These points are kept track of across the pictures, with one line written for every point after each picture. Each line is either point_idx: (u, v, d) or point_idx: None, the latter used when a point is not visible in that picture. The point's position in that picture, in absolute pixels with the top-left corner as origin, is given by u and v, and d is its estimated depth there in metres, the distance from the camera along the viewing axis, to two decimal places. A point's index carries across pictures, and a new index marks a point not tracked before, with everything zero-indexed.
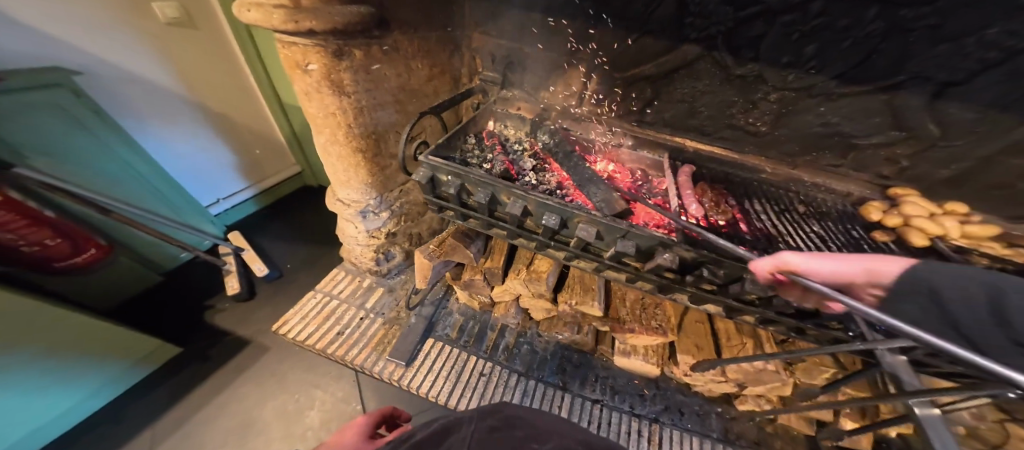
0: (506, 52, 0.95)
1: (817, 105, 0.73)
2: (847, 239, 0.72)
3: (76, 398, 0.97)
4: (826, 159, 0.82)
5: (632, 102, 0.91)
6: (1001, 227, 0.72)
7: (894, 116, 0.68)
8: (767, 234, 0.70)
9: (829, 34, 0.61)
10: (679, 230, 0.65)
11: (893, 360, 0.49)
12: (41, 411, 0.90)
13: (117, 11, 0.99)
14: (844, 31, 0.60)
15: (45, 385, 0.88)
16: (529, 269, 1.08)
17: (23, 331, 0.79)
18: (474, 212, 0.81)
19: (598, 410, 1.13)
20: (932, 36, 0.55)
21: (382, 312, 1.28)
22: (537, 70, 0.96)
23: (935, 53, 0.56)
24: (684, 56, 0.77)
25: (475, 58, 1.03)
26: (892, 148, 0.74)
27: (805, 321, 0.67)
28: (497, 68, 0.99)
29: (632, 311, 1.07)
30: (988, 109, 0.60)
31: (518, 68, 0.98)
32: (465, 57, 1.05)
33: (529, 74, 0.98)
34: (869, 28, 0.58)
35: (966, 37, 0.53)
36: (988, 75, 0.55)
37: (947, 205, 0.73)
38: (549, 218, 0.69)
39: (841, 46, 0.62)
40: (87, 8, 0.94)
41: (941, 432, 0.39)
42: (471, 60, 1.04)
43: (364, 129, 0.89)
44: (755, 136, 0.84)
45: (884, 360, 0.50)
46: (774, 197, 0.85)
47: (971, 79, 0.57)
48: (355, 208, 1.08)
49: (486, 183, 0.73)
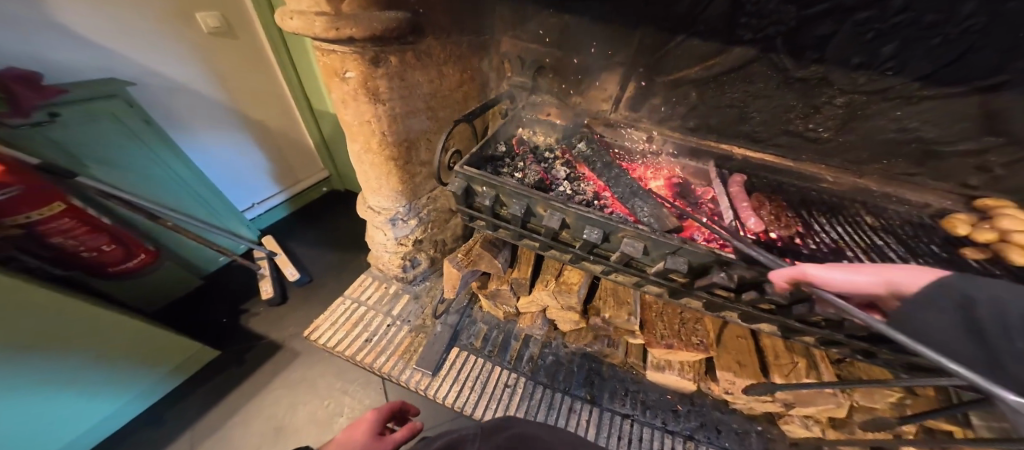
0: (537, 56, 0.93)
1: (892, 109, 0.65)
2: (928, 255, 0.64)
3: (126, 398, 1.02)
4: (900, 166, 0.73)
5: (674, 107, 0.86)
6: None
7: (990, 121, 0.59)
8: (837, 250, 0.65)
9: (912, 32, 0.54)
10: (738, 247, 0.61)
11: None
12: (98, 408, 0.96)
13: (165, 22, 1.04)
14: (933, 27, 0.53)
15: (95, 387, 0.93)
16: (559, 280, 1.04)
17: (80, 331, 0.84)
18: (508, 224, 0.79)
19: (628, 425, 1.08)
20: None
21: (408, 319, 1.28)
22: (570, 74, 0.93)
23: None
24: (736, 59, 0.71)
25: (504, 63, 1.01)
26: (985, 155, 0.64)
27: (881, 346, 0.60)
28: (527, 73, 0.96)
29: (670, 324, 1.01)
30: None
31: (550, 74, 0.95)
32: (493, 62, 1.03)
33: (562, 80, 0.95)
34: (965, 24, 0.51)
35: None
36: None
37: None
38: (592, 232, 0.67)
39: (927, 44, 0.55)
40: (139, 21, 0.99)
41: None
42: (500, 65, 1.02)
43: (396, 137, 0.89)
44: (815, 142, 0.77)
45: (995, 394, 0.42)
46: (835, 209, 0.77)
47: None
48: (385, 216, 1.09)
49: (522, 194, 0.71)
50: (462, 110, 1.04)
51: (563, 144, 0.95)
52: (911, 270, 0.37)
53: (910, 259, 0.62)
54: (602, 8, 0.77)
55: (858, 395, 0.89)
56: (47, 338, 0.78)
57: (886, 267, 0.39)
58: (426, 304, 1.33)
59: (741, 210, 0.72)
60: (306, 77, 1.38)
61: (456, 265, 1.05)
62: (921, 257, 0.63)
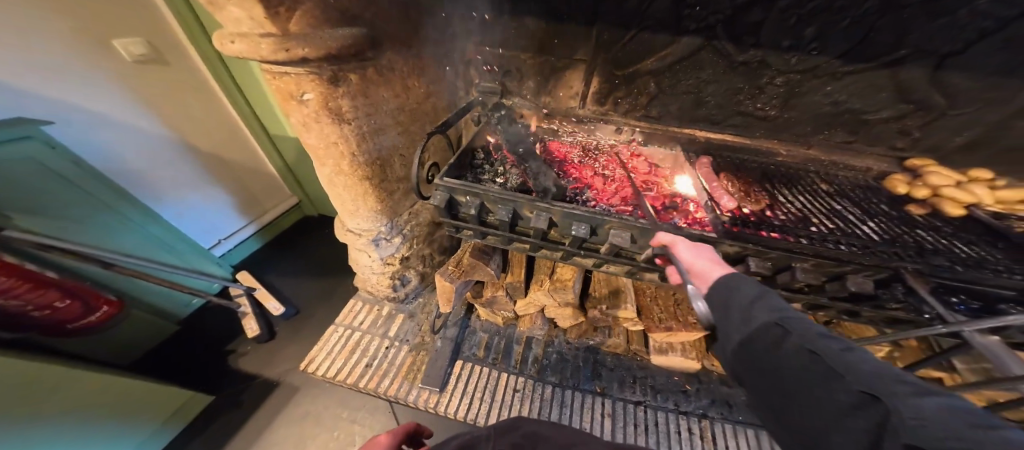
0: (504, 61, 0.94)
1: (823, 85, 0.75)
2: (884, 213, 0.72)
3: None
4: (838, 136, 0.82)
5: (637, 98, 0.90)
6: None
7: (899, 89, 0.70)
8: (803, 218, 0.70)
9: (827, 16, 0.63)
10: (719, 226, 0.66)
11: (982, 340, 0.46)
12: None
13: (81, 54, 0.95)
14: (841, 12, 0.62)
15: None
16: (552, 278, 1.07)
17: (52, 390, 0.74)
18: (496, 230, 0.80)
19: (642, 412, 1.11)
20: (926, 9, 0.58)
21: (406, 339, 1.26)
22: (535, 77, 0.95)
23: (934, 26, 0.60)
24: (685, 48, 0.77)
25: (471, 71, 1.01)
26: (903, 120, 0.75)
27: (862, 304, 0.64)
28: (495, 78, 0.99)
29: (665, 307, 1.06)
30: (993, 76, 0.63)
31: (518, 77, 0.97)
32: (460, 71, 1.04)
33: (529, 82, 0.97)
34: (865, 8, 0.61)
35: (960, 10, 0.57)
36: (986, 43, 0.59)
37: (971, 173, 0.75)
38: (579, 227, 0.70)
39: (840, 26, 0.64)
40: (48, 53, 0.90)
41: None
42: (467, 74, 1.03)
43: (369, 156, 0.88)
44: (766, 120, 0.85)
45: (975, 342, 0.47)
46: (794, 179, 0.83)
47: (969, 49, 0.61)
48: (366, 237, 1.06)
49: (507, 200, 0.72)
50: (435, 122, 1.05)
51: (538, 144, 0.96)
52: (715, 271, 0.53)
53: (867, 220, 0.69)
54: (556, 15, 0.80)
55: None
56: (40, 407, 0.73)
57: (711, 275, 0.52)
58: (422, 321, 1.31)
59: (714, 190, 0.76)
60: (254, 99, 1.32)
61: (449, 278, 1.04)
62: (875, 218, 0.70)
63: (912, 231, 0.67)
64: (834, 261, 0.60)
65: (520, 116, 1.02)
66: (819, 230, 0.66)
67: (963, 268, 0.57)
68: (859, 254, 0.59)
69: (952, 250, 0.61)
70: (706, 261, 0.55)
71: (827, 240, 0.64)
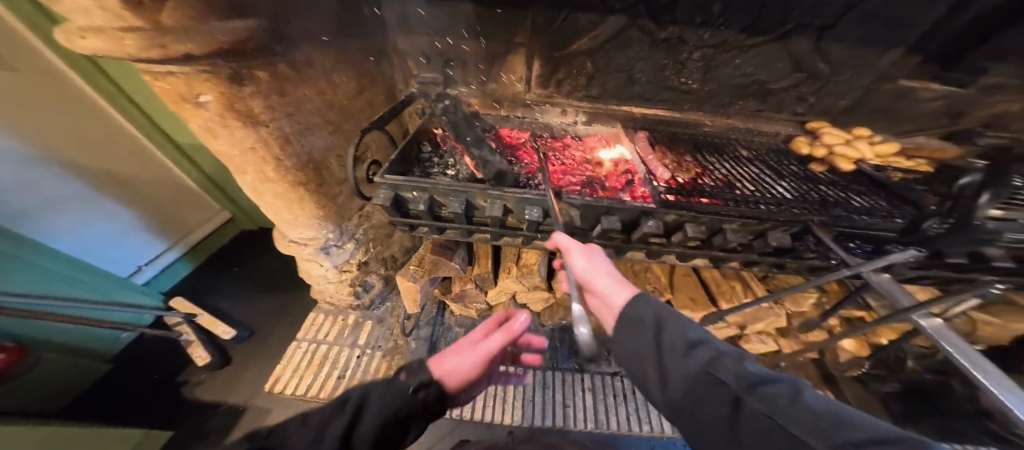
0: (441, 50, 0.91)
1: (733, 58, 0.83)
2: (794, 173, 0.81)
3: None
4: (751, 105, 0.92)
5: (576, 80, 0.93)
6: (894, 140, 0.87)
7: (792, 59, 0.81)
8: (728, 183, 0.77)
9: None
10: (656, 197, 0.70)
11: (878, 279, 0.53)
12: None
13: None
14: None
15: None
16: (519, 265, 1.09)
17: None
18: (451, 223, 0.80)
19: (617, 382, 1.26)
20: None
21: (378, 345, 1.24)
22: (475, 66, 0.94)
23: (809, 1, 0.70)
24: (613, 27, 0.81)
25: (406, 62, 0.96)
26: (799, 87, 0.86)
27: (784, 257, 0.71)
28: (434, 68, 0.95)
29: (625, 281, 1.13)
30: (855, 45, 0.76)
31: (458, 67, 0.95)
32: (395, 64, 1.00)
33: (469, 71, 0.95)
34: None
35: None
36: (851, 15, 0.71)
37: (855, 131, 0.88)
38: (532, 211, 0.71)
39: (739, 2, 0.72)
40: None
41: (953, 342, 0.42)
42: (403, 65, 0.98)
43: (299, 160, 0.83)
44: (690, 94, 0.93)
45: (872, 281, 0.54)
46: (718, 146, 0.93)
47: (840, 21, 0.72)
48: (314, 246, 1.02)
49: (458, 191, 0.73)
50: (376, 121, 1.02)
51: (489, 134, 0.95)
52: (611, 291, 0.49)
53: (779, 181, 0.78)
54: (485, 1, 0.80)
55: (789, 304, 1.05)
56: None
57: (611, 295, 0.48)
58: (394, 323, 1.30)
59: (650, 163, 0.82)
60: (154, 107, 1.15)
61: (412, 278, 1.03)
62: (784, 178, 0.79)
63: (813, 185, 0.76)
64: (756, 219, 0.67)
65: (466, 106, 1.00)
66: (742, 192, 0.73)
67: (863, 218, 0.66)
68: (774, 212, 0.66)
69: (847, 202, 0.71)
70: (605, 277, 0.50)
71: (750, 201, 0.70)
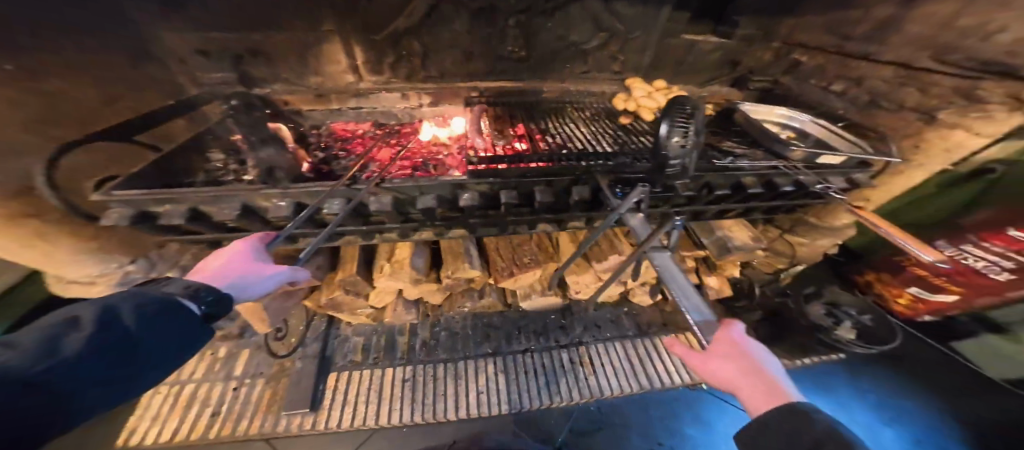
0: (243, 42, 0.76)
1: (545, 22, 0.88)
2: (605, 128, 0.90)
3: None
4: (578, 68, 1.01)
5: (408, 60, 0.87)
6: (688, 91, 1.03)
7: (592, 20, 0.90)
8: (546, 144, 0.82)
9: None
10: (466, 168, 0.68)
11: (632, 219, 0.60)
12: None
13: None
14: None
15: None
16: (391, 262, 1.00)
17: None
18: (249, 233, 0.64)
19: (529, 358, 1.21)
20: None
21: (259, 371, 1.11)
22: (287, 56, 0.80)
23: None
24: (423, 3, 0.76)
25: (188, 62, 0.75)
26: (605, 46, 0.96)
27: (596, 209, 0.79)
28: (225, 65, 0.77)
29: (508, 260, 1.05)
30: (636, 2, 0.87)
31: (262, 61, 0.80)
32: (167, 63, 0.74)
33: (278, 64, 0.81)
34: None
35: None
36: None
37: (657, 84, 1.02)
38: (333, 206, 0.59)
39: None
40: None
41: (671, 268, 0.52)
42: (186, 63, 0.75)
43: (5, 186, 0.54)
44: (523, 63, 0.96)
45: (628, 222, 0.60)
46: (554, 110, 0.99)
47: None
48: (107, 283, 0.78)
49: (223, 196, 0.54)
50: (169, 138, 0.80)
51: (316, 128, 0.90)
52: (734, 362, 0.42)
53: (591, 137, 0.85)
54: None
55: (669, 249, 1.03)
56: None
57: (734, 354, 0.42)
58: (283, 346, 1.15)
59: (477, 132, 0.82)
60: None
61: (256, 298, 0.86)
62: (595, 132, 0.88)
63: (615, 137, 0.86)
64: (557, 177, 0.72)
65: (283, 104, 0.88)
66: (557, 153, 0.77)
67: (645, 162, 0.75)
68: (574, 165, 0.71)
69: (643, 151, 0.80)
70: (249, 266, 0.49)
71: (558, 159, 0.74)
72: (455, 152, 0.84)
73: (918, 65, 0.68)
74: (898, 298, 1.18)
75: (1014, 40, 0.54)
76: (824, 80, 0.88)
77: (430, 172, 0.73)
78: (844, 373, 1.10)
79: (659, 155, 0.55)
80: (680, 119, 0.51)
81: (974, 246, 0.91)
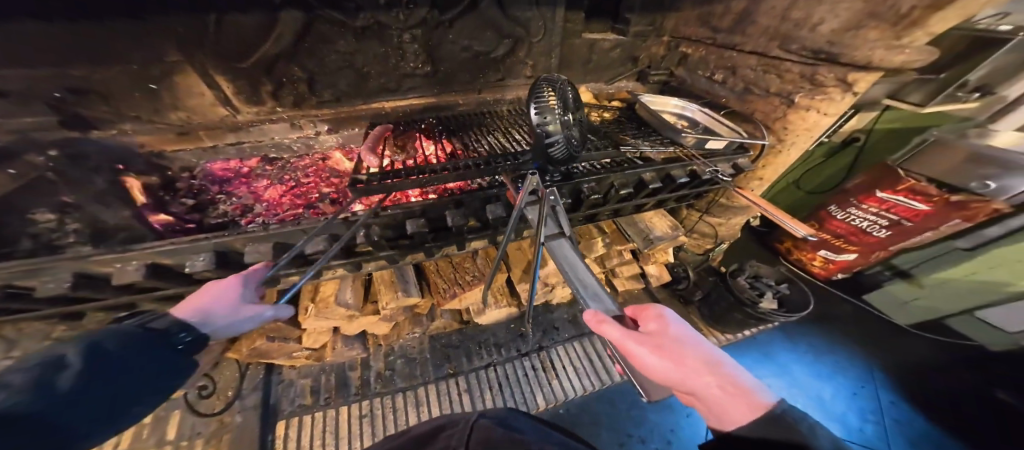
0: (74, 82, 0.64)
1: (445, 33, 0.84)
2: (515, 131, 0.89)
3: None
4: (491, 77, 0.99)
5: (292, 88, 0.82)
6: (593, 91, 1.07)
7: (493, 27, 0.87)
8: (453, 155, 0.77)
9: None
10: (350, 183, 0.59)
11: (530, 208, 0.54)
12: None
13: None
14: None
15: None
16: (317, 300, 0.82)
17: None
18: (97, 302, 0.56)
19: (493, 372, 1.00)
20: None
21: (196, 432, 0.81)
22: (128, 89, 0.70)
23: None
24: (293, 24, 0.71)
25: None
26: (513, 52, 0.95)
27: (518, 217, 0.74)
28: (47, 110, 0.65)
29: (448, 277, 0.90)
30: (533, 8, 0.87)
31: (96, 101, 0.69)
32: None
33: (118, 102, 0.70)
34: None
35: None
36: None
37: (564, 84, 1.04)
38: (196, 263, 0.55)
39: None
40: None
41: (568, 258, 0.49)
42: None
43: None
44: (429, 77, 0.92)
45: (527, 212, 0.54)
46: (469, 118, 0.96)
47: None
48: None
49: (38, 268, 0.47)
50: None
51: (189, 171, 0.83)
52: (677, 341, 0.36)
53: (500, 143, 0.83)
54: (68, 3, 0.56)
55: (617, 241, 0.98)
56: None
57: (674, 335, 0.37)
58: (217, 401, 0.86)
59: (375, 152, 0.76)
60: None
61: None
62: (502, 136, 0.86)
63: (523, 140, 0.84)
64: (465, 197, 0.68)
65: (136, 147, 0.77)
66: (463, 159, 0.71)
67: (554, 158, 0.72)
68: (479, 167, 0.65)
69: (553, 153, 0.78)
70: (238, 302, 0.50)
71: (463, 164, 0.67)
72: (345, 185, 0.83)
73: (773, 54, 0.82)
74: (813, 261, 1.31)
75: (832, 30, 0.71)
76: (708, 71, 1.01)
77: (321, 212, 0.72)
78: (784, 340, 1.16)
79: (538, 137, 0.51)
80: (542, 97, 0.51)
81: (857, 209, 1.10)
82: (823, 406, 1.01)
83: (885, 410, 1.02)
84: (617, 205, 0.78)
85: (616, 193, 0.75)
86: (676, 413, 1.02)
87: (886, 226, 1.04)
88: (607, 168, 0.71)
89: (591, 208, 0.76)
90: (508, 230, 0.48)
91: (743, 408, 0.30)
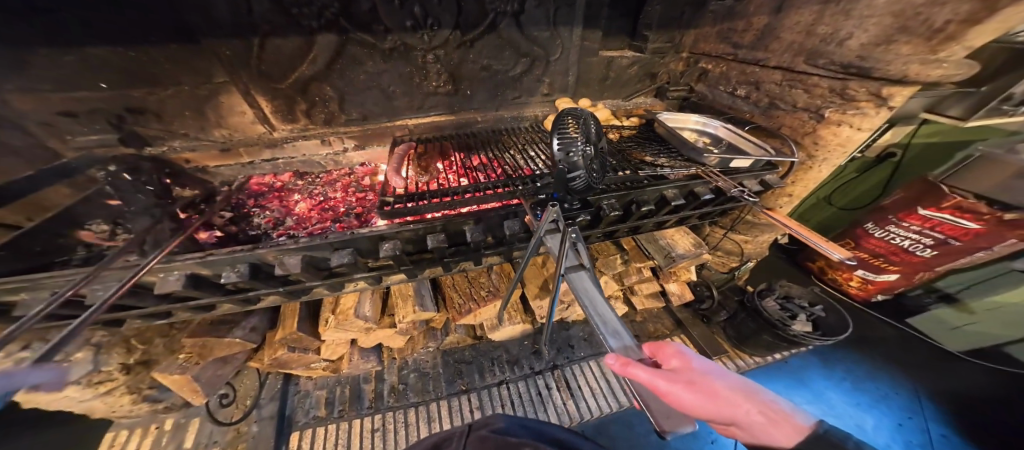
0: (131, 102, 0.71)
1: (467, 54, 0.88)
2: (531, 149, 0.90)
3: None
4: (510, 95, 1.02)
5: (323, 106, 0.87)
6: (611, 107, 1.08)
7: (512, 46, 0.90)
8: (470, 174, 0.79)
9: None
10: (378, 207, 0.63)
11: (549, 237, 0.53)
12: None
13: None
14: None
15: None
16: (335, 312, 0.83)
17: None
18: (138, 310, 0.59)
19: (506, 390, 0.98)
20: None
21: (213, 440, 0.82)
22: (182, 110, 0.76)
23: None
24: (327, 47, 0.77)
25: (66, 128, 0.68)
26: (532, 70, 0.98)
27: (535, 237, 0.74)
28: (105, 126, 0.71)
29: (463, 291, 0.91)
30: (551, 28, 0.90)
31: (151, 119, 0.75)
32: (37, 130, 0.67)
33: (169, 120, 0.77)
34: None
35: None
36: None
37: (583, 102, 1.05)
38: (230, 273, 0.57)
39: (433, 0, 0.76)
40: None
41: (588, 290, 0.46)
42: (60, 128, 0.68)
43: None
44: (450, 95, 0.96)
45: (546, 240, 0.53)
46: (487, 135, 0.98)
47: None
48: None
49: (90, 276, 0.51)
50: (31, 214, 0.67)
51: (229, 185, 0.89)
52: (707, 371, 0.34)
53: (517, 161, 0.84)
54: (138, 32, 0.63)
55: (636, 258, 0.96)
56: None
57: (703, 365, 0.34)
58: (236, 410, 0.88)
59: (397, 170, 0.79)
60: None
61: (179, 370, 0.74)
62: (517, 154, 0.88)
63: (538, 158, 0.85)
64: (485, 214, 0.68)
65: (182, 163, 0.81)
66: (481, 180, 0.73)
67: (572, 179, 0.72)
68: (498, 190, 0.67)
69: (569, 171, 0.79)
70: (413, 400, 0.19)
71: (481, 186, 0.70)
72: (369, 201, 0.86)
73: (799, 68, 0.80)
74: (850, 281, 1.23)
75: (861, 43, 0.69)
76: (729, 86, 0.99)
77: (346, 228, 0.75)
78: (820, 366, 1.07)
79: (559, 168, 0.51)
80: (564, 128, 0.51)
81: (897, 226, 1.03)
82: (864, 436, 0.92)
83: (935, 444, 0.92)
84: (636, 223, 0.77)
85: (637, 212, 0.73)
86: (699, 438, 0.93)
87: (930, 245, 0.97)
88: (625, 186, 0.71)
89: (608, 227, 0.76)
90: (529, 253, 0.51)
91: (786, 431, 0.31)
